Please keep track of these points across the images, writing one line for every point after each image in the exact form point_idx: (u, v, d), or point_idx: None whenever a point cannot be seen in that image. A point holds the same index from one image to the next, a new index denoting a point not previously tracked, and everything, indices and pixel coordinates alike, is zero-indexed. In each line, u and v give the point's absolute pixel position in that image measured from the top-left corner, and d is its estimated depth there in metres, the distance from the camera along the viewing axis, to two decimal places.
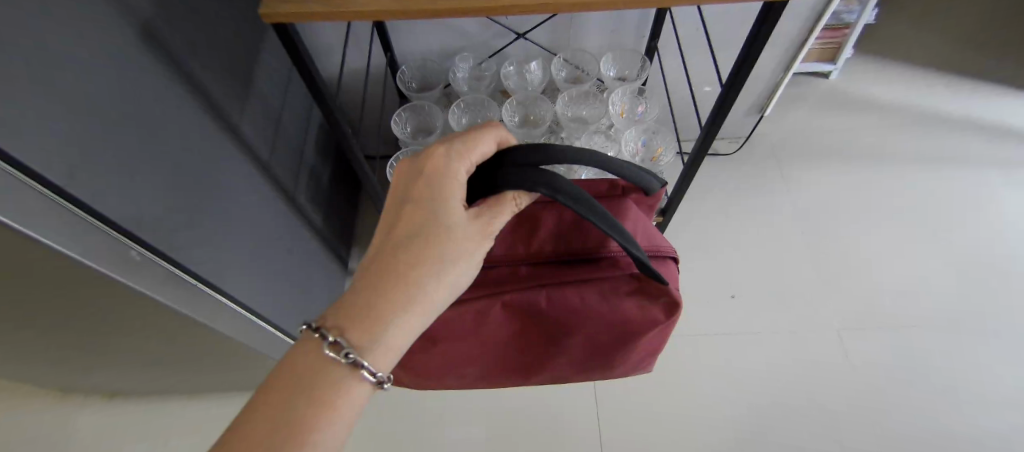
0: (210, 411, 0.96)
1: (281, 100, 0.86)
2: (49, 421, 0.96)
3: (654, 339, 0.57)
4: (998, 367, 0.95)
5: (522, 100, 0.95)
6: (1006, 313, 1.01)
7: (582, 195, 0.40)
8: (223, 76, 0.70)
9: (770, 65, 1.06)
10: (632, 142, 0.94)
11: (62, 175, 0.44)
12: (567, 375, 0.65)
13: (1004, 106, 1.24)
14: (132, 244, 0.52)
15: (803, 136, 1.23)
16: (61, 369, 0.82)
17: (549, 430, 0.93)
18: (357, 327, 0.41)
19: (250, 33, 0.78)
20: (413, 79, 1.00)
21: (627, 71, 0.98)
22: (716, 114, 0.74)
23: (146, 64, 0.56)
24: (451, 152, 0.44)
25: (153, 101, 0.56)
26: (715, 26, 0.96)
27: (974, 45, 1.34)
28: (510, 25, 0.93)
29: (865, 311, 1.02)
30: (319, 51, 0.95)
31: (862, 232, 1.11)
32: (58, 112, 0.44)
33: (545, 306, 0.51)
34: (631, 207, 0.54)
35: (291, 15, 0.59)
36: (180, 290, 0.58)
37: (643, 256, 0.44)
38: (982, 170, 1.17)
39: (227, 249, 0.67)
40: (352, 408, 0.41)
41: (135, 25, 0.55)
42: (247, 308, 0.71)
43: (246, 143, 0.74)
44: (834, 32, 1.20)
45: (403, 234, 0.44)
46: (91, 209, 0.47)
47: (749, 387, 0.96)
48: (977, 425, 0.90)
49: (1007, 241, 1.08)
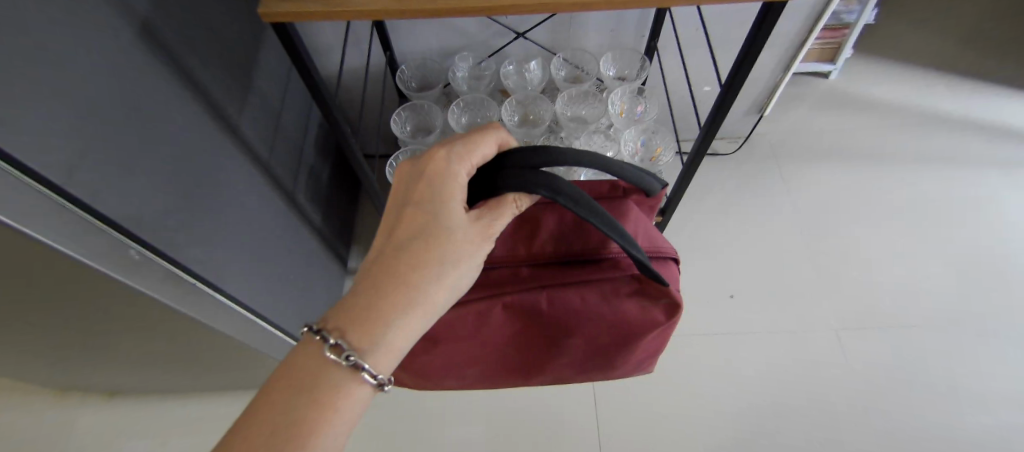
0: (211, 411, 0.96)
1: (280, 99, 0.86)
2: (49, 420, 0.95)
3: (655, 340, 0.57)
4: (997, 367, 0.96)
5: (522, 99, 0.95)
6: (1004, 313, 1.01)
7: (583, 197, 0.40)
8: (222, 75, 0.70)
9: (770, 65, 1.06)
10: (631, 142, 0.94)
11: (61, 174, 0.44)
12: (568, 375, 0.65)
13: (1004, 106, 1.25)
14: (130, 242, 0.51)
15: (802, 135, 1.23)
16: (62, 368, 0.82)
17: (549, 429, 0.93)
18: (358, 330, 0.41)
19: (249, 31, 0.78)
20: (413, 78, 1.00)
21: (627, 71, 0.97)
22: (717, 114, 0.74)
23: (146, 63, 0.56)
24: (451, 155, 0.44)
25: (152, 100, 0.56)
26: (715, 25, 0.96)
27: (973, 45, 1.34)
28: (510, 24, 0.93)
29: (864, 311, 1.02)
30: (318, 50, 0.95)
31: (861, 232, 1.11)
32: (57, 111, 0.44)
33: (546, 308, 0.51)
34: (632, 208, 0.54)
35: (290, 14, 0.59)
36: (179, 290, 0.58)
37: (643, 257, 0.44)
38: (980, 170, 1.17)
39: (227, 249, 0.67)
40: (352, 411, 0.41)
41: (134, 23, 0.55)
42: (247, 308, 0.71)
43: (245, 143, 0.73)
44: (834, 32, 1.20)
45: (403, 237, 0.44)
46: (91, 209, 0.47)
47: (749, 387, 0.96)
48: (975, 425, 0.91)
49: (1006, 241, 1.09)
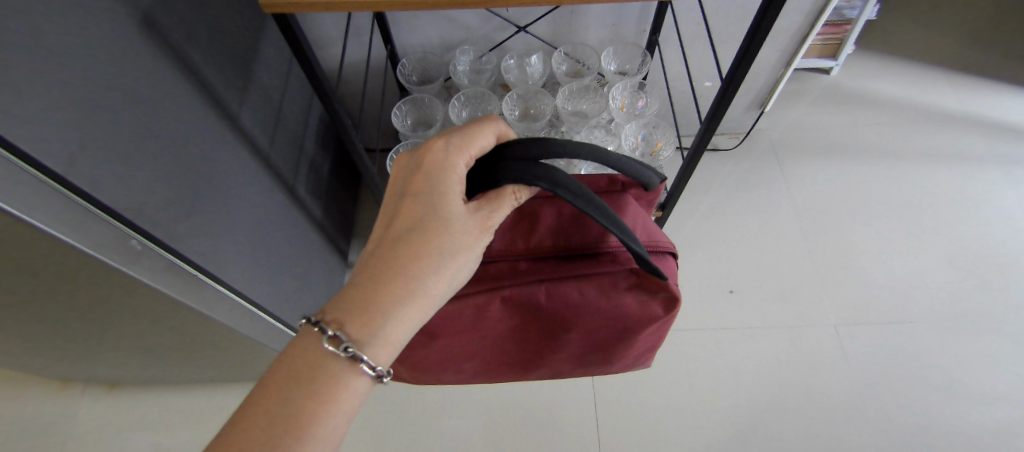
0: (212, 402, 0.97)
1: (280, 91, 0.86)
2: (50, 411, 0.96)
3: (653, 334, 0.57)
4: (996, 364, 0.96)
5: (522, 93, 0.96)
6: (1004, 311, 1.01)
7: (582, 189, 0.40)
8: (223, 67, 0.70)
9: (771, 61, 1.06)
10: (632, 136, 0.97)
11: (61, 163, 0.44)
12: (567, 369, 0.65)
13: (1003, 103, 1.25)
14: (132, 233, 0.52)
15: (803, 132, 1.23)
16: (63, 359, 0.82)
17: (548, 423, 0.94)
18: (357, 321, 0.41)
19: (250, 23, 0.78)
20: (414, 72, 1.01)
21: (627, 66, 0.98)
22: (717, 109, 0.74)
23: (145, 52, 0.56)
24: (450, 145, 0.45)
25: (153, 90, 0.56)
26: (716, 19, 0.95)
27: (976, 43, 1.34)
28: (510, 17, 0.93)
29: (863, 307, 1.03)
30: (319, 42, 0.95)
31: (862, 228, 1.11)
32: (57, 100, 0.45)
33: (545, 301, 0.51)
34: (631, 202, 0.55)
35: (289, 4, 0.58)
36: (180, 280, 0.58)
37: (643, 250, 0.45)
38: (981, 167, 1.17)
39: (228, 242, 0.67)
40: (352, 402, 0.41)
41: (134, 13, 0.55)
42: (248, 299, 0.71)
43: (245, 135, 0.73)
44: (834, 28, 1.20)
45: (402, 228, 0.44)
46: (92, 199, 0.47)
47: (748, 382, 0.96)
48: (973, 420, 0.91)
49: (1007, 238, 1.09)
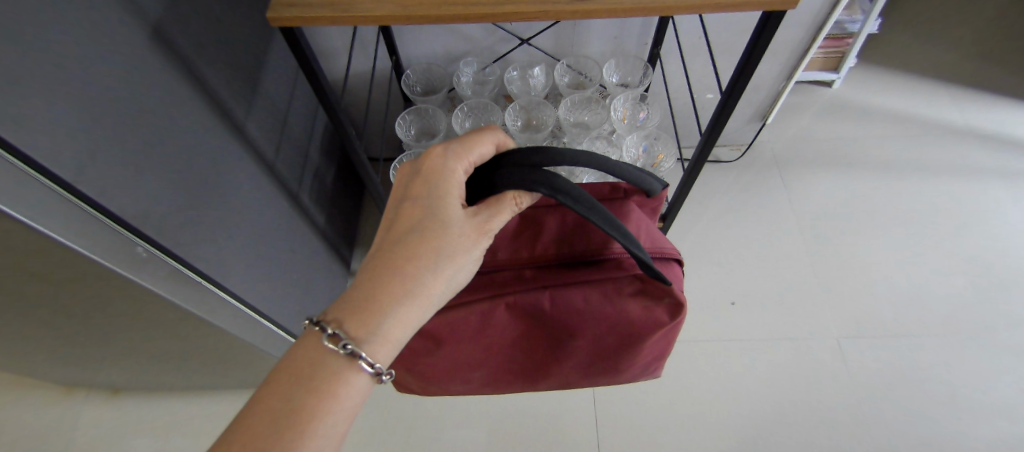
0: (212, 408, 0.97)
1: (286, 102, 0.87)
2: (51, 416, 0.96)
3: (659, 342, 0.57)
4: (997, 372, 0.96)
5: (524, 104, 0.97)
6: (1005, 324, 1.01)
7: (583, 195, 0.41)
8: (229, 78, 0.71)
9: (773, 74, 1.07)
10: (633, 148, 0.97)
11: (71, 173, 0.45)
12: (576, 378, 0.65)
13: (1002, 116, 1.25)
14: (137, 240, 0.53)
15: (804, 144, 1.24)
16: (64, 364, 0.82)
17: (548, 432, 0.93)
18: (356, 319, 0.42)
19: (257, 34, 0.79)
20: (418, 83, 1.02)
21: (629, 78, 0.99)
22: (717, 121, 0.74)
23: (154, 64, 0.57)
24: (448, 152, 0.45)
25: (162, 101, 0.57)
26: (716, 33, 0.97)
27: (976, 56, 1.35)
28: (512, 30, 0.94)
29: (864, 319, 1.02)
30: (325, 54, 0.96)
31: (862, 239, 1.11)
32: (74, 113, 0.46)
33: (549, 309, 0.52)
34: (634, 209, 0.55)
35: (296, 18, 0.60)
36: (180, 286, 0.58)
37: (646, 257, 0.45)
38: (982, 180, 1.17)
39: (231, 250, 0.67)
40: (351, 399, 0.41)
41: (146, 27, 0.56)
42: (248, 306, 0.72)
43: (250, 144, 0.75)
44: (836, 41, 1.22)
45: (401, 231, 0.45)
46: (100, 207, 0.48)
47: (749, 392, 0.96)
48: (975, 433, 0.91)
49: (1008, 248, 1.09)
